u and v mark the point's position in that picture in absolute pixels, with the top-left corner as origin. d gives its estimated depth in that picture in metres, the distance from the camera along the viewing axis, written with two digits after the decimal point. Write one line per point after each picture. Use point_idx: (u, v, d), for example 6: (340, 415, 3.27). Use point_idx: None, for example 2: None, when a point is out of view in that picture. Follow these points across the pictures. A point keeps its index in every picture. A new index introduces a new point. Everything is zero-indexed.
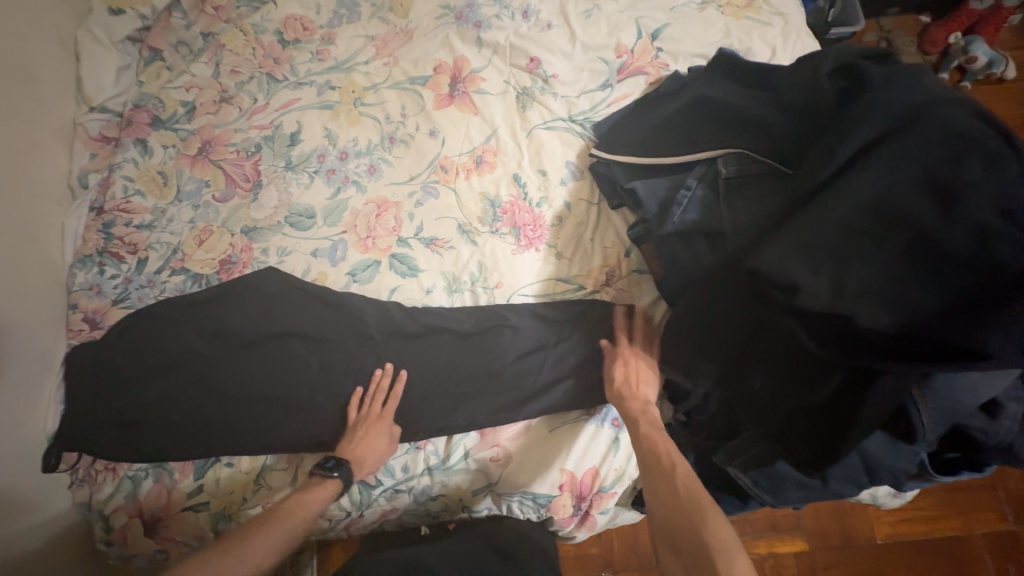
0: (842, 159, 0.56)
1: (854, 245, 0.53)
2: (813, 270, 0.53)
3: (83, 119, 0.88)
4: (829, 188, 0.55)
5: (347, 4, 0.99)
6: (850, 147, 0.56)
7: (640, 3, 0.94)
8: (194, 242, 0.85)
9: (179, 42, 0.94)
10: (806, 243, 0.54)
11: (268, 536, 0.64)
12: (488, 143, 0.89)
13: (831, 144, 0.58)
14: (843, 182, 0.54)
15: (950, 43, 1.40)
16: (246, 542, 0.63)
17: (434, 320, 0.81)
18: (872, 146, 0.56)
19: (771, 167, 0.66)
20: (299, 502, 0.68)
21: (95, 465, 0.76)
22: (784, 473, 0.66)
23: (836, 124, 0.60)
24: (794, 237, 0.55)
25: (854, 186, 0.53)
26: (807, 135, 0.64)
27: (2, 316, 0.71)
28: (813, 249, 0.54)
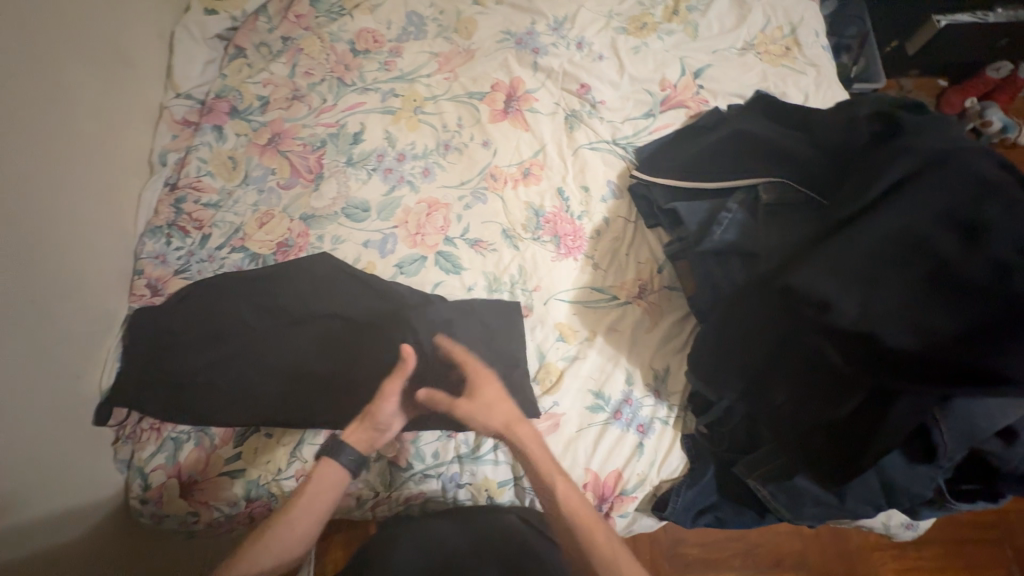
0: (874, 194, 0.61)
1: (881, 270, 0.58)
2: (846, 289, 0.58)
3: (170, 103, 0.96)
4: (863, 219, 0.60)
5: (416, 22, 1.08)
6: (881, 183, 0.61)
7: (685, 44, 1.02)
8: (255, 224, 0.91)
9: (261, 43, 1.03)
10: (840, 266, 0.59)
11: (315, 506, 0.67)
12: (536, 157, 0.96)
13: (865, 179, 0.62)
14: (874, 213, 0.60)
15: (967, 107, 1.48)
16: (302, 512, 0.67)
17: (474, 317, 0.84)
18: (905, 182, 0.60)
19: (807, 197, 0.72)
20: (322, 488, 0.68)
21: (141, 424, 0.79)
22: (803, 489, 0.68)
23: (866, 161, 0.65)
24: (829, 260, 0.60)
25: (883, 218, 0.59)
26: (839, 172, 0.70)
27: (80, 276, 0.77)
28: (846, 271, 0.59)
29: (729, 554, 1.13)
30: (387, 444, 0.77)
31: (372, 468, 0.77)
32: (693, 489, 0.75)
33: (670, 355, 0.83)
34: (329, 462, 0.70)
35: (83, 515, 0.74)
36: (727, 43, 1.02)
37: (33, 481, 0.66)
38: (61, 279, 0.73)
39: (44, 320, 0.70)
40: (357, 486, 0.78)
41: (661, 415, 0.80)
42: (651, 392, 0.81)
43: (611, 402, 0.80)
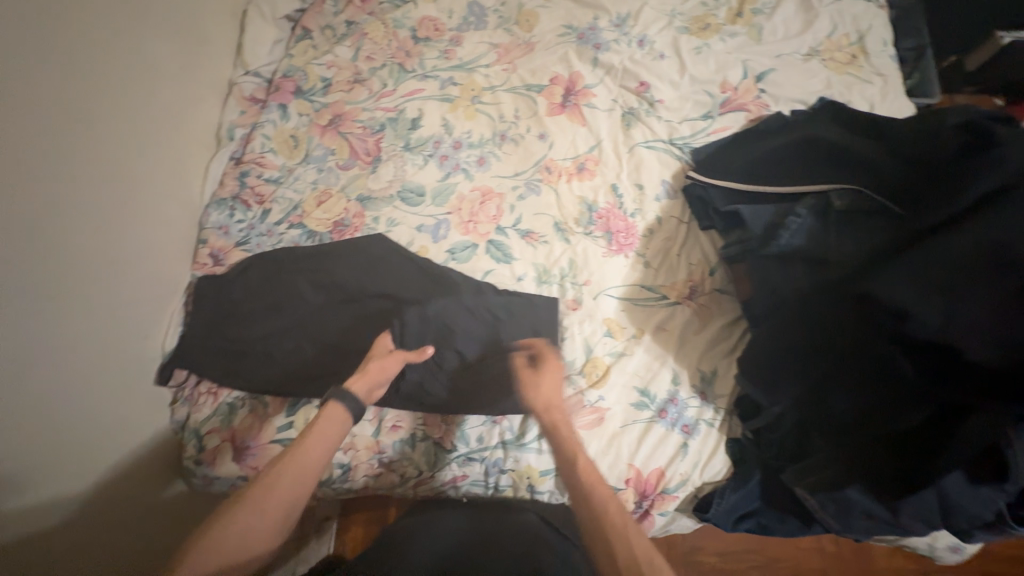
0: (957, 209, 0.61)
1: (965, 282, 0.56)
2: (925, 301, 0.58)
3: (239, 79, 0.98)
4: (944, 232, 0.60)
5: (477, 13, 1.09)
6: (967, 199, 0.60)
7: (748, 47, 1.01)
8: (313, 202, 0.93)
9: (327, 26, 1.05)
10: (917, 278, 0.59)
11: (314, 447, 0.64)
12: (591, 153, 0.96)
13: (947, 192, 0.62)
14: (957, 227, 0.59)
15: None
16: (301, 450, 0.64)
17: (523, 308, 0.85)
18: (991, 197, 0.59)
19: (879, 204, 0.70)
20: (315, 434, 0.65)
21: (198, 387, 0.82)
22: (854, 501, 0.66)
23: (946, 175, 0.65)
24: (905, 271, 0.60)
25: (968, 232, 0.58)
26: (919, 179, 0.67)
27: (149, 241, 0.80)
28: (925, 283, 0.58)
29: (750, 567, 1.12)
30: (433, 425, 0.79)
31: (417, 447, 0.79)
32: (737, 493, 0.74)
33: (719, 359, 0.83)
34: (334, 405, 0.68)
35: (143, 470, 0.78)
36: (792, 48, 1.01)
37: (94, 426, 0.71)
38: (127, 241, 0.77)
39: (108, 277, 0.74)
40: (401, 464, 0.79)
41: (707, 417, 0.79)
42: (698, 393, 0.80)
43: (657, 401, 0.80)
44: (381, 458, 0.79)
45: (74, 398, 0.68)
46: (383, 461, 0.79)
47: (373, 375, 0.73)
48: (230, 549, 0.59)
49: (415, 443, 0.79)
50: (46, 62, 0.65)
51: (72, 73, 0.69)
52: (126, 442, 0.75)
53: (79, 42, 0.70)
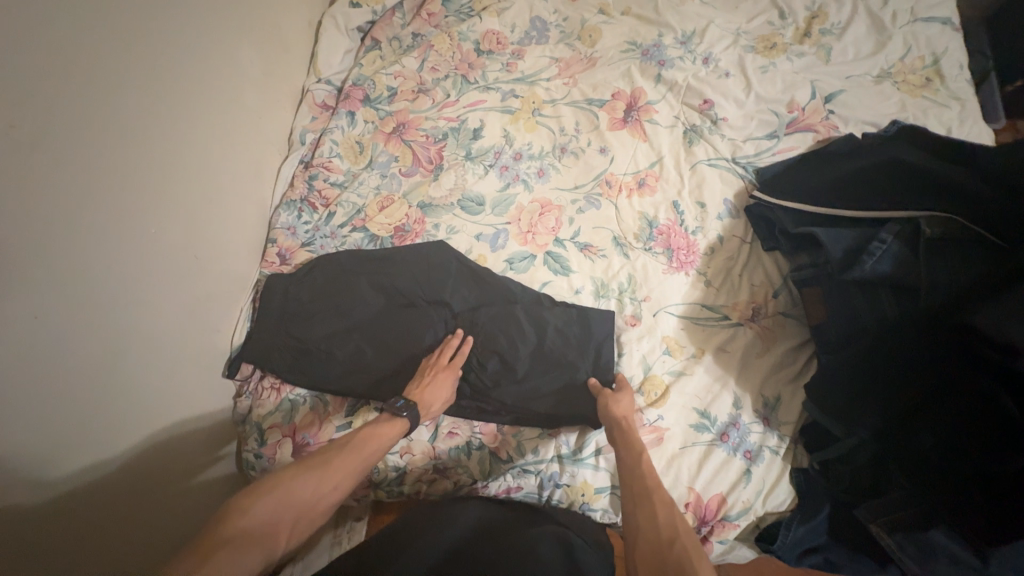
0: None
1: None
2: None
3: (312, 87, 1.03)
4: None
5: (540, 27, 1.10)
6: None
7: (816, 67, 0.99)
8: (376, 207, 0.94)
9: (394, 38, 1.09)
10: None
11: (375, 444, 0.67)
12: (652, 168, 0.95)
13: None
14: None
15: None
16: (367, 447, 0.66)
17: (576, 321, 0.83)
18: None
19: (976, 234, 0.68)
20: (373, 436, 0.68)
21: (262, 382, 0.84)
22: (938, 544, 0.64)
23: None
24: (1009, 304, 0.57)
25: None
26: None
27: (227, 238, 0.84)
28: None
29: None
30: (489, 433, 0.80)
31: (472, 455, 0.79)
32: (804, 525, 0.71)
33: (782, 384, 0.80)
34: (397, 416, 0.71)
35: (207, 457, 0.80)
36: (861, 70, 0.99)
37: (173, 412, 0.73)
38: (211, 237, 0.80)
39: (195, 272, 0.77)
40: (454, 471, 0.79)
41: (771, 444, 0.76)
42: (760, 419, 0.78)
43: (718, 424, 0.77)
44: (436, 464, 0.79)
45: (159, 385, 0.71)
46: (438, 467, 0.79)
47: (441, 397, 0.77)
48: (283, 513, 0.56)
49: (471, 451, 0.79)
50: (156, 66, 0.69)
51: (176, 77, 0.73)
52: (196, 431, 0.78)
53: (185, 48, 0.75)
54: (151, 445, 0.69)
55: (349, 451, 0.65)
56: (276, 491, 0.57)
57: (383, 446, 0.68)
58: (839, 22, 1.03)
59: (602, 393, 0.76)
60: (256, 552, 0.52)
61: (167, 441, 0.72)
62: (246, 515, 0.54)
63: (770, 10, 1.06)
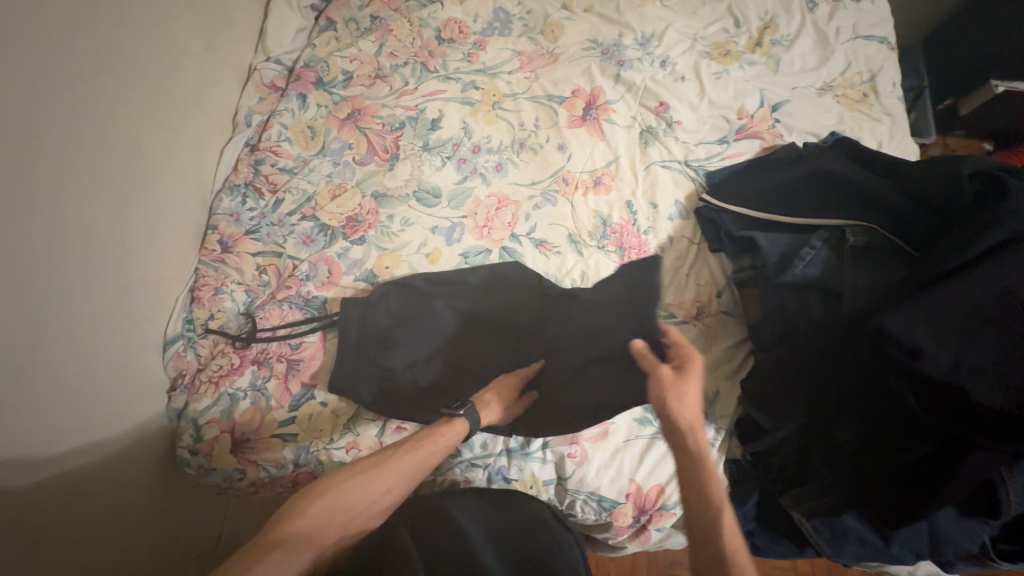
0: (968, 257, 0.63)
1: (975, 327, 0.60)
2: (937, 341, 0.60)
3: (260, 66, 0.98)
4: (955, 279, 0.62)
5: (502, 18, 1.08)
6: (978, 247, 0.62)
7: (765, 76, 1.04)
8: (327, 195, 0.91)
9: (351, 19, 1.05)
10: (930, 319, 0.61)
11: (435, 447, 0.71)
12: (608, 167, 0.97)
13: (965, 234, 0.64)
14: (968, 277, 0.62)
15: None
16: (427, 452, 0.70)
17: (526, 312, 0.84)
18: (1005, 247, 0.62)
19: (892, 244, 0.74)
20: (433, 437, 0.71)
21: (200, 375, 0.80)
22: (849, 527, 0.70)
23: (967, 222, 0.66)
24: (918, 309, 0.62)
25: (977, 282, 0.61)
26: (934, 226, 0.72)
27: (164, 223, 0.79)
28: (936, 323, 0.61)
29: None
30: None
31: None
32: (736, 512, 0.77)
33: (722, 380, 0.83)
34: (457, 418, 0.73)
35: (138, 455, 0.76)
36: (807, 81, 1.04)
37: (100, 409, 0.69)
38: (145, 223, 0.76)
39: (126, 261, 0.72)
40: None
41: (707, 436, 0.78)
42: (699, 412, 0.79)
43: None
44: None
45: (84, 380, 0.66)
46: None
47: (508, 388, 0.80)
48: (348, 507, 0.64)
49: None
50: (81, 37, 0.64)
51: (105, 51, 0.68)
52: (126, 427, 0.73)
53: (114, 18, 0.69)
54: (75, 442, 0.65)
55: (410, 453, 0.69)
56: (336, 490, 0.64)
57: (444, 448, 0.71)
58: (788, 33, 1.07)
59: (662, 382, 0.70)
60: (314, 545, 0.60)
61: (93, 438, 0.68)
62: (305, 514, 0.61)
63: (725, 17, 1.09)
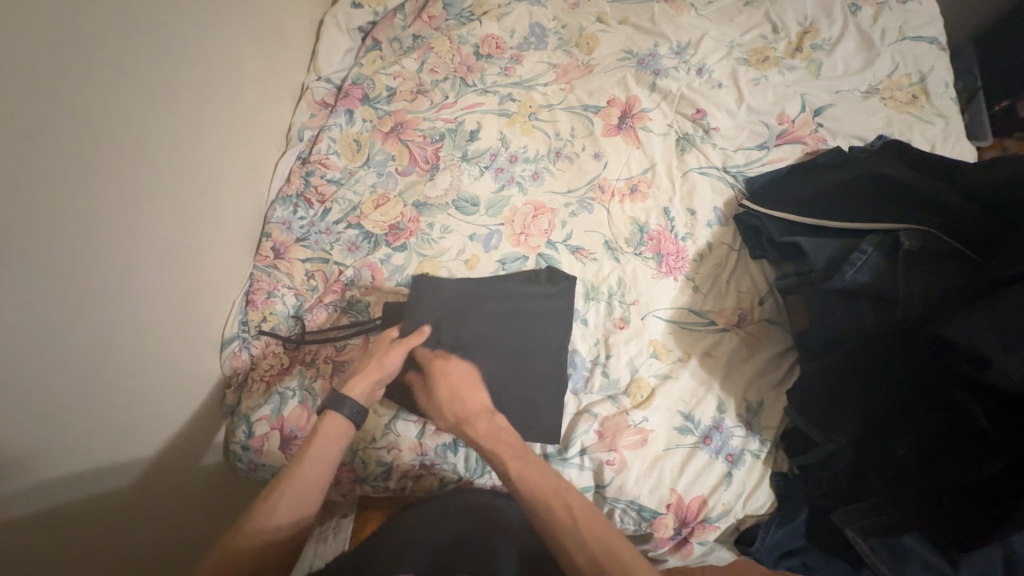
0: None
1: None
2: (1009, 351, 0.54)
3: (312, 85, 1.05)
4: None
5: (538, 33, 1.12)
6: None
7: (806, 81, 1.02)
8: (371, 205, 0.95)
9: (395, 38, 1.11)
10: (1000, 325, 0.55)
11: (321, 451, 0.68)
12: (644, 175, 0.97)
13: None
14: None
15: None
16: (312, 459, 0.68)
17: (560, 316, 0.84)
18: None
19: (953, 248, 0.69)
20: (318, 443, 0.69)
21: (253, 375, 0.84)
22: (911, 549, 0.66)
23: None
24: (986, 314, 0.56)
25: None
26: (998, 225, 0.67)
27: (223, 231, 0.85)
28: (1007, 331, 0.55)
29: None
30: None
31: (459, 452, 0.80)
32: (783, 528, 0.73)
33: (765, 390, 0.82)
34: (332, 413, 0.71)
35: (193, 446, 0.80)
36: (851, 85, 1.01)
37: (164, 402, 0.74)
38: (207, 230, 0.81)
39: (190, 265, 0.78)
40: (440, 467, 0.81)
41: (752, 447, 0.78)
42: (743, 423, 0.80)
43: (701, 427, 0.79)
44: (423, 460, 0.80)
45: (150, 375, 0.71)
46: (424, 464, 0.81)
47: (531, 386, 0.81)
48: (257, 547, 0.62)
49: (457, 448, 0.80)
50: (157, 61, 0.70)
51: (176, 74, 0.74)
52: (185, 420, 0.79)
53: (187, 46, 0.76)
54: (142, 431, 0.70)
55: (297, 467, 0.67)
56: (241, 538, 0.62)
57: (332, 447, 0.70)
58: (830, 37, 1.05)
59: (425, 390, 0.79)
60: None
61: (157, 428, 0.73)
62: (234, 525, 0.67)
63: (763, 24, 1.08)
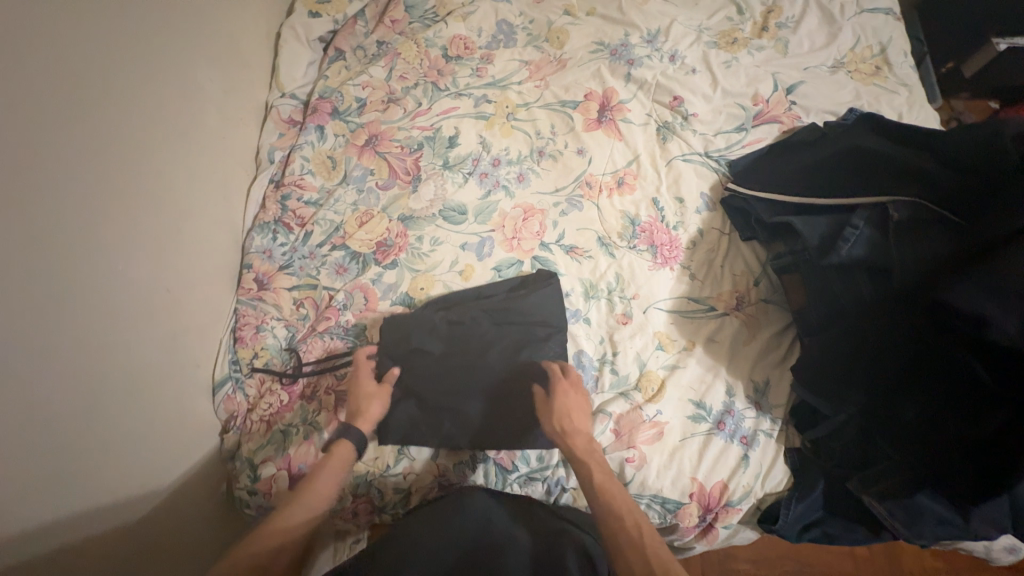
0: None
1: None
2: (1006, 310, 0.58)
3: (276, 103, 0.99)
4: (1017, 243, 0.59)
5: (506, 30, 1.09)
6: None
7: (776, 60, 1.03)
8: (355, 223, 0.92)
9: (359, 46, 1.06)
10: (997, 287, 0.59)
11: (330, 478, 0.69)
12: (630, 167, 0.97)
13: None
14: None
15: None
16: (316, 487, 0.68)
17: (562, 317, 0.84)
18: None
19: (941, 216, 0.70)
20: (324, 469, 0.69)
21: (251, 416, 0.80)
22: (924, 507, 0.67)
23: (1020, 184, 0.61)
24: (983, 278, 0.60)
25: None
26: (975, 187, 0.67)
27: (201, 268, 0.80)
28: (1003, 292, 0.58)
29: None
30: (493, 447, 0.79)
31: (478, 468, 0.80)
32: (802, 502, 0.75)
33: (770, 369, 0.83)
34: (341, 440, 0.71)
35: (195, 499, 0.76)
36: (818, 61, 1.03)
37: (160, 458, 0.69)
38: (183, 270, 0.76)
39: (171, 309, 0.73)
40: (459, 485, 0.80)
41: (765, 427, 0.80)
42: (753, 404, 0.81)
43: (713, 413, 0.80)
44: (441, 481, 0.79)
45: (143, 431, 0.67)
46: (443, 484, 0.80)
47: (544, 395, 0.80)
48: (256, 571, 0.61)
49: (476, 464, 0.80)
50: (109, 94, 0.65)
51: (133, 106, 0.69)
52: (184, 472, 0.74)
53: (140, 74, 0.71)
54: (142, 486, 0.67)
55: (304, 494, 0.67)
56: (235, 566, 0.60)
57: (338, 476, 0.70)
58: (793, 15, 1.07)
59: (540, 407, 0.76)
60: None
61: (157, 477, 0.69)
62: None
63: (728, 6, 1.09)
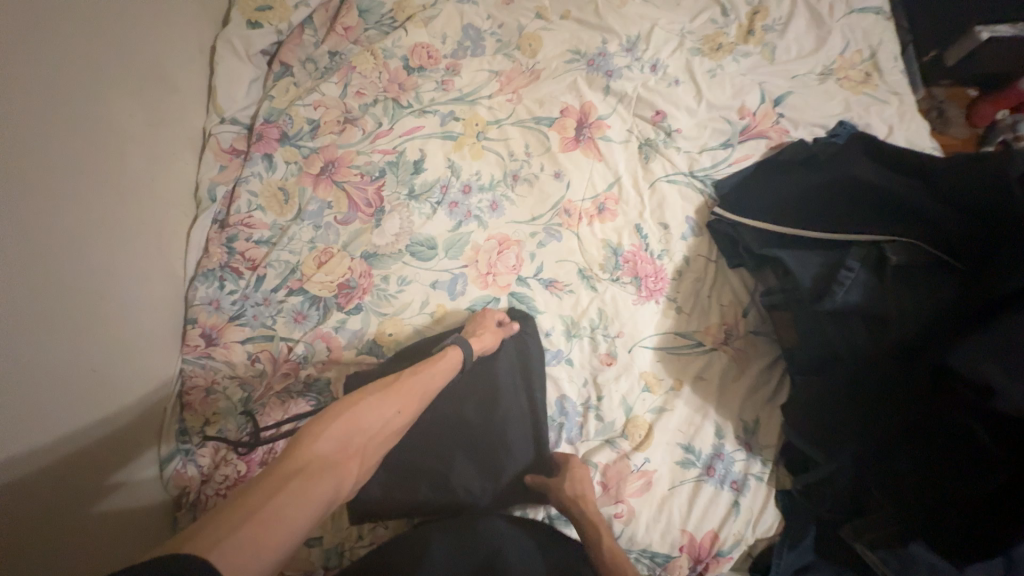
0: None
1: None
2: (1011, 376, 0.56)
3: (216, 130, 0.89)
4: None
5: (473, 36, 0.99)
6: None
7: (762, 68, 0.97)
8: (313, 264, 0.83)
9: (308, 59, 0.95)
10: (1002, 352, 0.57)
11: (426, 381, 0.65)
12: (611, 191, 0.90)
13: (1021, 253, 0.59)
14: None
15: None
16: (417, 388, 0.63)
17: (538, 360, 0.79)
18: None
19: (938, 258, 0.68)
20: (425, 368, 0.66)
21: (204, 489, 0.73)
22: (918, 556, 0.66)
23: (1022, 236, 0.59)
24: (989, 341, 0.58)
25: None
26: (982, 236, 0.65)
27: (137, 331, 0.72)
28: (1009, 357, 0.56)
29: None
30: None
31: None
32: (794, 551, 0.72)
33: (760, 407, 0.80)
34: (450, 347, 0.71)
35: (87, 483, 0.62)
36: (806, 68, 0.97)
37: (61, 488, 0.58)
38: (112, 339, 0.67)
39: (98, 388, 0.65)
40: None
41: (755, 470, 0.77)
42: (742, 445, 0.78)
43: (702, 457, 0.77)
44: None
45: (59, 496, 0.58)
46: None
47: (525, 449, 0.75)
48: (366, 429, 0.56)
49: None
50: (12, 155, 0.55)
51: (41, 160, 0.59)
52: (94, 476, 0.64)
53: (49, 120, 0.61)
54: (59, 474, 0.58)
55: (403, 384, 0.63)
56: (345, 417, 0.55)
57: (435, 384, 0.66)
58: (780, 17, 1.00)
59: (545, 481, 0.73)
60: (333, 479, 0.50)
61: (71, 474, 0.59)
62: (318, 440, 0.52)
63: (712, 6, 1.01)
